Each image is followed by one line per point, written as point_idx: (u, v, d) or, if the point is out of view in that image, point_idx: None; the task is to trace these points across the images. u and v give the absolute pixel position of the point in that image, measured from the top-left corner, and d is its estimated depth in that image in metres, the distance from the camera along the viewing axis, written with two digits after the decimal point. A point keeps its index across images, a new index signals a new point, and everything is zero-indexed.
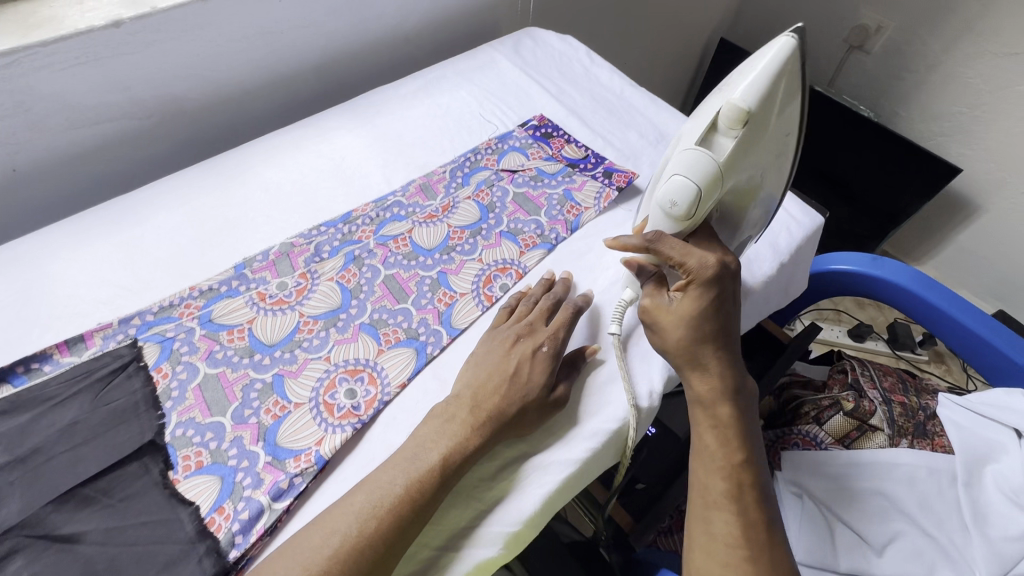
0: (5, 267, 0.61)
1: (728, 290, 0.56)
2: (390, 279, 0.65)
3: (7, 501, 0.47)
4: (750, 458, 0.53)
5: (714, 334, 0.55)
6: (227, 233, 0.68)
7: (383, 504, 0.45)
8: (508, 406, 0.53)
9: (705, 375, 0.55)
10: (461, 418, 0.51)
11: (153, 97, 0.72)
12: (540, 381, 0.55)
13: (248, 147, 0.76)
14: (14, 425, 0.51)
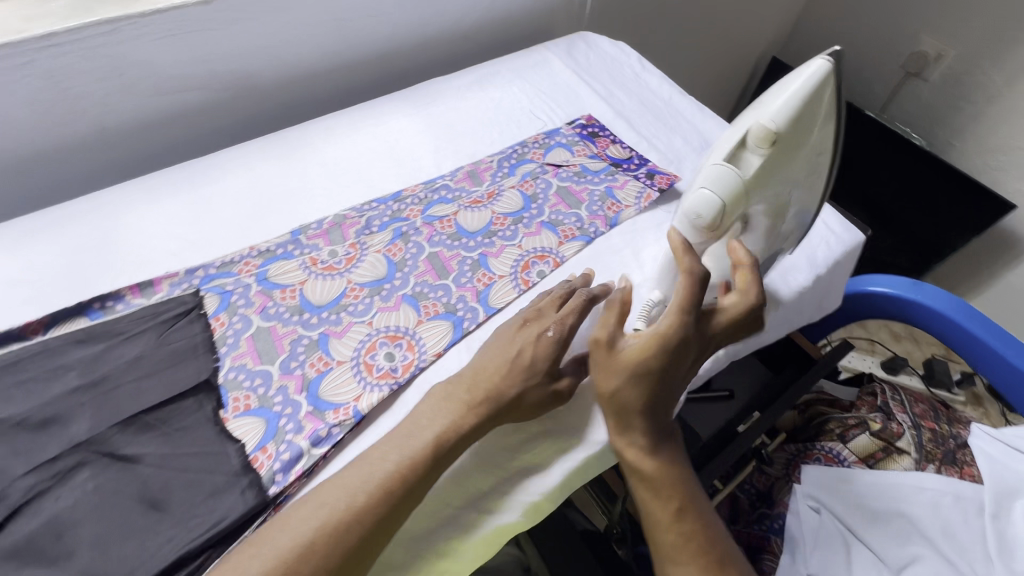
0: (89, 214, 0.67)
1: (686, 340, 0.53)
2: (432, 256, 0.69)
3: (79, 420, 0.52)
4: (691, 503, 0.53)
5: (655, 388, 0.52)
6: (286, 201, 0.72)
7: (375, 482, 0.46)
8: (509, 389, 0.52)
9: (639, 433, 0.53)
10: (458, 397, 0.52)
11: (231, 72, 0.77)
12: (544, 367, 0.54)
13: (311, 124, 0.81)
14: (90, 354, 0.57)
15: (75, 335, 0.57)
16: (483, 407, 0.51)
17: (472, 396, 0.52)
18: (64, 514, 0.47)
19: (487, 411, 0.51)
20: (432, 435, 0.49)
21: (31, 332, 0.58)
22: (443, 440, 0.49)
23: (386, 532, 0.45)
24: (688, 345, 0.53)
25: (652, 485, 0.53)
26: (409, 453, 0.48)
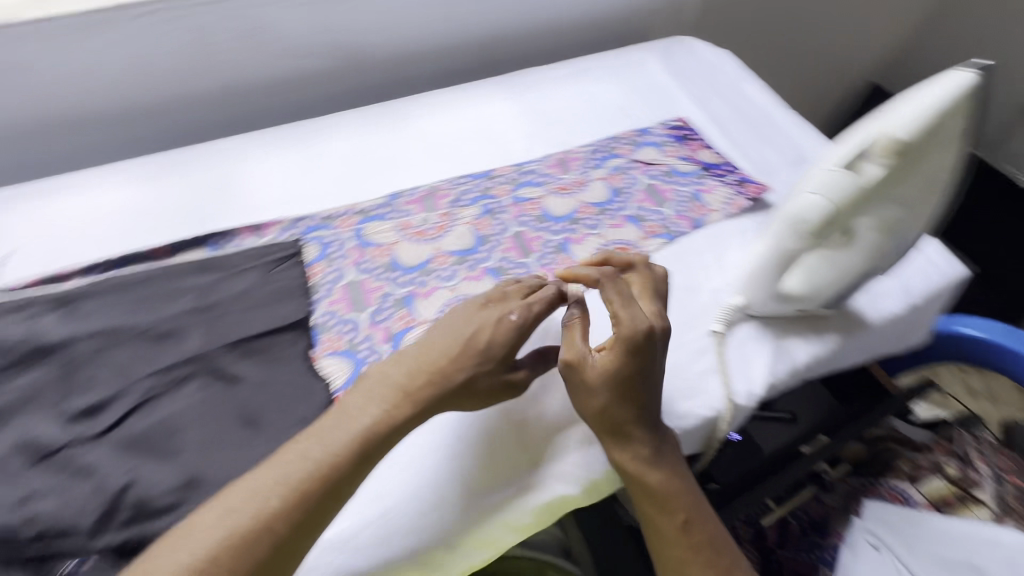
0: (213, 159, 0.74)
1: (652, 344, 0.51)
2: (517, 236, 0.71)
3: (193, 338, 0.58)
4: (693, 515, 0.50)
5: (638, 396, 0.51)
6: (385, 168, 0.77)
7: (289, 483, 0.43)
8: (461, 371, 0.50)
9: (635, 447, 0.51)
10: (392, 386, 0.49)
11: (348, 43, 0.82)
12: (501, 352, 0.52)
13: (413, 99, 0.85)
14: (205, 282, 0.62)
15: (194, 264, 0.63)
16: (429, 390, 0.49)
17: (420, 380, 0.49)
18: (175, 419, 0.52)
19: (439, 392, 0.49)
20: (361, 429, 0.46)
21: (160, 254, 0.65)
22: (372, 431, 0.46)
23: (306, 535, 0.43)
24: (654, 349, 0.51)
25: (650, 500, 0.50)
26: (325, 455, 0.45)
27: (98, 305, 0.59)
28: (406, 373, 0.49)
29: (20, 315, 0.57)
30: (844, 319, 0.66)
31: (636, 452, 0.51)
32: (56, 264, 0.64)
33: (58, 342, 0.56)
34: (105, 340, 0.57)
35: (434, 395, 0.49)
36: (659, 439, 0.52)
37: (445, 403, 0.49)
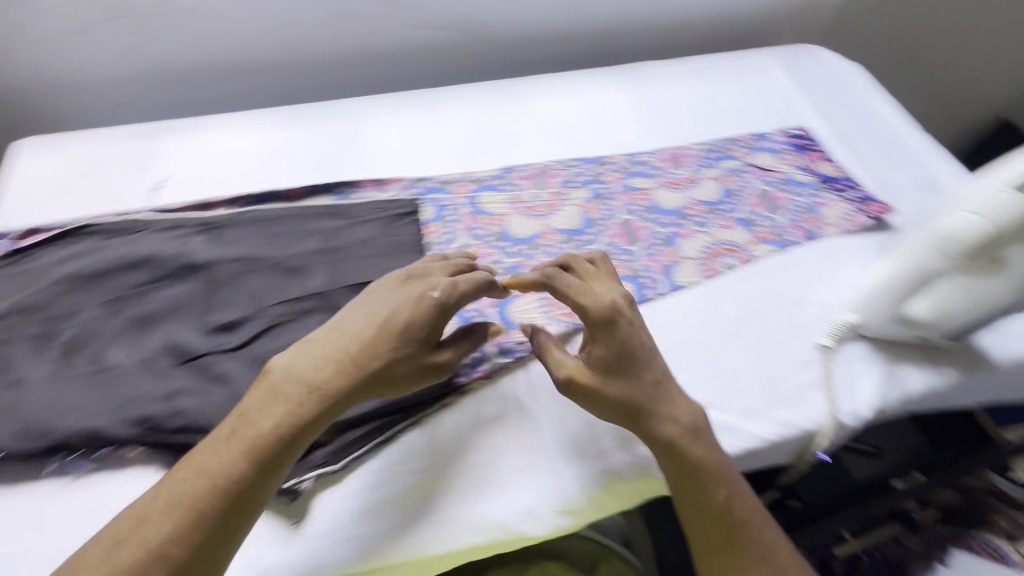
0: (345, 117, 0.79)
1: (623, 318, 0.51)
2: (624, 223, 0.71)
3: (319, 276, 0.62)
4: (730, 491, 0.48)
5: (638, 376, 0.50)
6: (501, 142, 0.79)
7: (183, 504, 0.40)
8: (373, 356, 0.48)
9: (659, 426, 0.49)
10: (292, 392, 0.46)
11: (477, 20, 0.86)
12: (419, 335, 0.49)
13: (532, 80, 0.87)
14: (331, 226, 0.67)
15: (323, 208, 0.68)
16: (335, 373, 0.47)
17: (319, 368, 0.47)
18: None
19: (345, 379, 0.46)
20: (267, 427, 0.44)
21: (293, 196, 0.70)
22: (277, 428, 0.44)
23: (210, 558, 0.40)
24: (628, 323, 0.51)
25: (680, 480, 0.48)
26: (230, 463, 0.42)
27: (239, 234, 0.65)
28: (311, 362, 0.47)
29: (174, 233, 0.64)
30: (967, 355, 0.62)
31: (660, 430, 0.49)
32: (204, 193, 0.70)
33: (204, 262, 0.61)
34: (244, 266, 0.62)
35: (336, 377, 0.46)
36: (680, 412, 0.50)
37: (356, 390, 0.47)
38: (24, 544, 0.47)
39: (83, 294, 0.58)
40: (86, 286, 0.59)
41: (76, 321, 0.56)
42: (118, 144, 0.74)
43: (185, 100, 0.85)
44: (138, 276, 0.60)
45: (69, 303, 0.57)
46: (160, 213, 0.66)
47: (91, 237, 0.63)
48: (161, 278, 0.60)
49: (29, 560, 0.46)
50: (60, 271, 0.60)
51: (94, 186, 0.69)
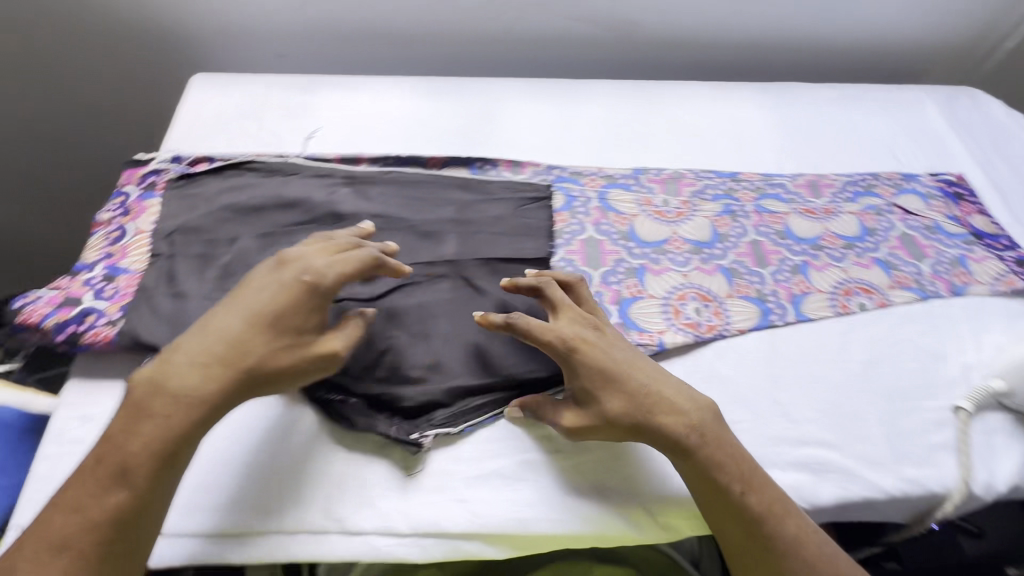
0: (486, 94, 0.81)
1: (587, 344, 0.51)
2: (754, 244, 0.69)
3: (450, 243, 0.64)
4: (751, 487, 0.48)
5: (620, 393, 0.50)
6: (634, 141, 0.78)
7: (58, 542, 0.41)
8: (246, 350, 0.46)
9: (662, 434, 0.49)
10: (156, 408, 0.44)
11: (624, 16, 0.86)
12: (292, 324, 0.47)
13: (672, 84, 0.86)
14: (465, 198, 0.68)
15: (460, 180, 0.70)
16: (203, 373, 0.45)
17: (182, 369, 0.45)
18: (429, 308, 0.58)
19: (219, 376, 0.45)
20: (138, 445, 0.43)
21: (432, 164, 0.72)
22: (147, 436, 0.43)
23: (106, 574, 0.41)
24: (592, 348, 0.51)
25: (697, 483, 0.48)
26: (99, 494, 0.42)
27: (380, 191, 0.67)
28: (177, 368, 0.45)
29: (323, 181, 0.67)
30: None
31: (663, 436, 0.49)
32: (349, 148, 0.74)
33: (348, 213, 0.65)
34: (383, 223, 0.64)
35: (206, 374, 0.45)
36: (672, 420, 0.49)
37: (233, 382, 0.45)
38: None
39: (240, 225, 0.63)
40: (243, 218, 0.63)
41: (232, 249, 0.61)
42: (278, 90, 0.79)
43: (335, 58, 0.90)
44: (289, 216, 0.64)
45: (228, 231, 0.62)
46: (311, 160, 0.70)
47: (250, 173, 0.67)
48: (309, 222, 0.63)
49: None
50: (221, 199, 0.64)
51: (254, 127, 0.75)
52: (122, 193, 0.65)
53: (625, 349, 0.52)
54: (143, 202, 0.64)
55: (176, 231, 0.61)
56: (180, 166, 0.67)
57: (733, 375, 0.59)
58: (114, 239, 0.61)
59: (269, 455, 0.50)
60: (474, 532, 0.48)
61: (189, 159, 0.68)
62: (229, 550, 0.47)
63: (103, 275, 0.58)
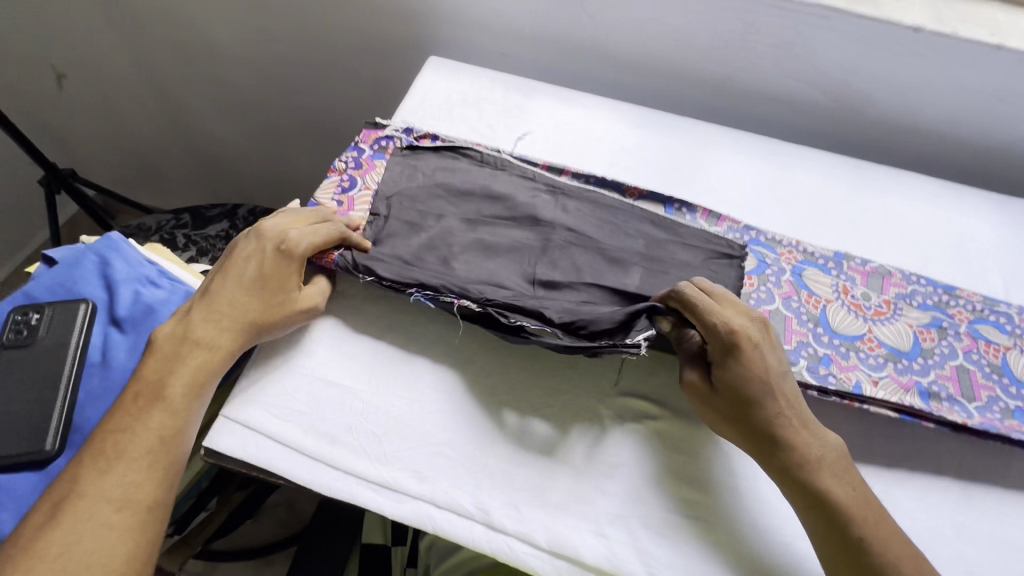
0: (693, 136, 0.80)
1: (747, 342, 0.51)
2: (962, 371, 0.62)
3: (633, 276, 0.63)
4: (867, 530, 0.47)
5: (754, 395, 0.50)
6: (839, 222, 0.74)
7: (106, 455, 0.48)
8: (245, 309, 0.54)
9: (786, 453, 0.49)
10: (187, 349, 0.53)
11: (858, 91, 0.82)
12: (283, 287, 0.55)
13: (894, 173, 0.80)
14: (656, 236, 0.67)
15: (656, 217, 0.68)
16: (214, 324, 0.54)
17: (199, 320, 0.54)
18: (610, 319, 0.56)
19: (226, 325, 0.54)
20: (174, 380, 0.52)
21: (629, 193, 0.72)
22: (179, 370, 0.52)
23: (149, 484, 0.48)
24: (750, 347, 0.51)
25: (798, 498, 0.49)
26: (141, 415, 0.50)
27: (576, 207, 0.68)
28: (201, 321, 0.54)
29: (526, 183, 0.70)
30: None
31: (783, 447, 0.49)
32: (554, 159, 0.77)
33: (545, 219, 0.66)
34: (574, 236, 0.65)
35: (217, 325, 0.54)
36: (799, 445, 0.49)
37: (236, 330, 0.54)
38: (356, 385, 0.55)
39: (446, 205, 0.67)
40: (450, 198, 0.67)
41: (436, 225, 0.65)
42: (500, 86, 0.84)
43: (551, 66, 0.95)
44: (490, 208, 0.67)
45: (434, 207, 0.66)
46: (519, 161, 0.73)
47: (464, 158, 0.71)
48: (508, 219, 0.66)
49: (358, 399, 0.55)
50: (436, 176, 0.69)
51: (473, 116, 0.80)
52: (356, 148, 0.72)
53: (780, 360, 0.52)
54: (372, 162, 0.71)
55: (392, 196, 0.67)
56: (408, 137, 0.73)
57: (913, 509, 0.55)
58: (343, 188, 0.68)
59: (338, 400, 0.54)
60: (608, 570, 0.48)
61: (416, 133, 0.73)
62: (385, 502, 0.50)
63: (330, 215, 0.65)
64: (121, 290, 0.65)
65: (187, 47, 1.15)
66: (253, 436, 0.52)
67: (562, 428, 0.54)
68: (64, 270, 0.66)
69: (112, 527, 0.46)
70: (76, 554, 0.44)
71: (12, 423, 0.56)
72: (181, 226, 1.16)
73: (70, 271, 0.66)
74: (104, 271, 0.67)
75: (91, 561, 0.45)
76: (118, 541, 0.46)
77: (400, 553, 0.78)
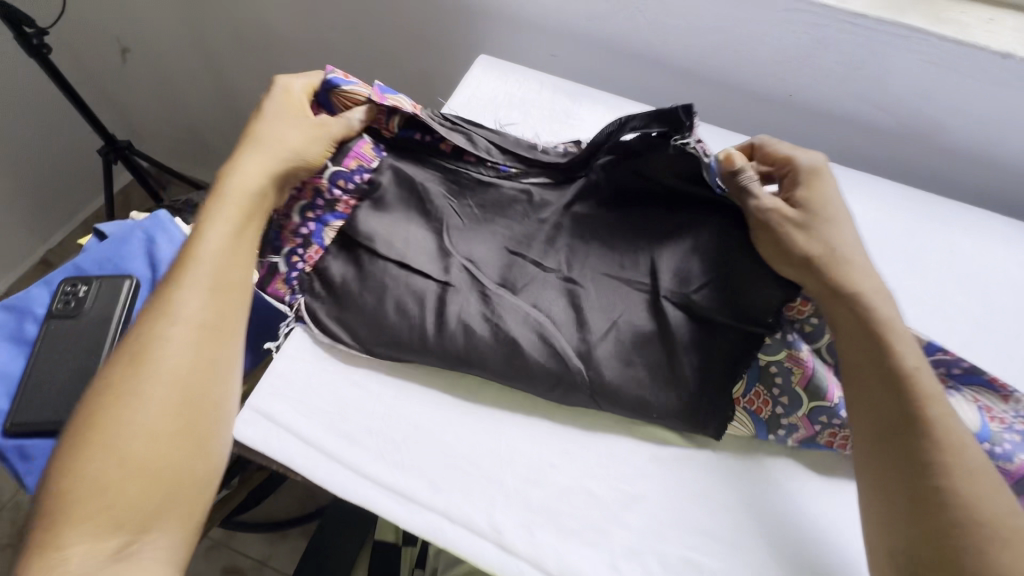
0: None
1: (825, 175, 0.59)
2: (973, 407, 0.54)
3: (692, 262, 0.59)
4: (943, 413, 0.48)
5: (831, 243, 0.55)
6: (899, 260, 0.69)
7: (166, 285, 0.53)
8: (260, 130, 0.60)
9: (867, 316, 0.52)
10: (230, 184, 0.57)
11: (930, 117, 0.77)
12: (283, 111, 0.62)
13: (962, 208, 0.74)
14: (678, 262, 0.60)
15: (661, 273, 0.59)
16: (245, 166, 0.58)
17: (232, 166, 0.59)
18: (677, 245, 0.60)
19: (257, 157, 0.59)
20: (214, 214, 0.56)
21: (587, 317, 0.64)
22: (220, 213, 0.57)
23: (199, 302, 0.52)
24: (827, 183, 0.59)
25: (853, 366, 0.51)
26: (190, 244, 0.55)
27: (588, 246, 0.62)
28: (237, 167, 0.59)
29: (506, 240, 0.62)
30: None
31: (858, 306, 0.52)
32: None
33: (504, 342, 0.55)
34: (536, 337, 0.56)
35: (248, 168, 0.58)
36: (878, 310, 0.52)
37: (266, 166, 0.59)
38: (380, 387, 0.56)
39: (422, 248, 0.60)
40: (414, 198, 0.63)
41: (433, 223, 0.62)
42: (548, 90, 0.82)
43: (602, 71, 0.92)
44: (458, 295, 0.57)
45: (422, 236, 0.61)
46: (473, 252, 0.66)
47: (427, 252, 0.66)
48: (474, 308, 0.57)
49: (380, 402, 0.55)
50: (430, 184, 0.64)
51: (518, 119, 0.79)
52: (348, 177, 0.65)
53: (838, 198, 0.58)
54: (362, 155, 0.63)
55: (373, 211, 0.61)
56: None
57: None
58: (364, 175, 0.63)
59: (366, 406, 0.54)
60: None
61: None
62: (400, 511, 0.50)
63: (377, 140, 0.66)
64: (163, 268, 0.66)
65: (244, 30, 1.18)
66: (275, 429, 0.53)
67: (579, 459, 0.53)
68: (113, 245, 0.68)
69: (172, 341, 0.50)
70: (145, 355, 0.50)
71: (57, 391, 0.58)
72: None
73: (119, 247, 0.68)
74: (150, 249, 0.68)
75: (159, 361, 0.49)
76: (178, 355, 0.50)
77: (410, 552, 0.79)
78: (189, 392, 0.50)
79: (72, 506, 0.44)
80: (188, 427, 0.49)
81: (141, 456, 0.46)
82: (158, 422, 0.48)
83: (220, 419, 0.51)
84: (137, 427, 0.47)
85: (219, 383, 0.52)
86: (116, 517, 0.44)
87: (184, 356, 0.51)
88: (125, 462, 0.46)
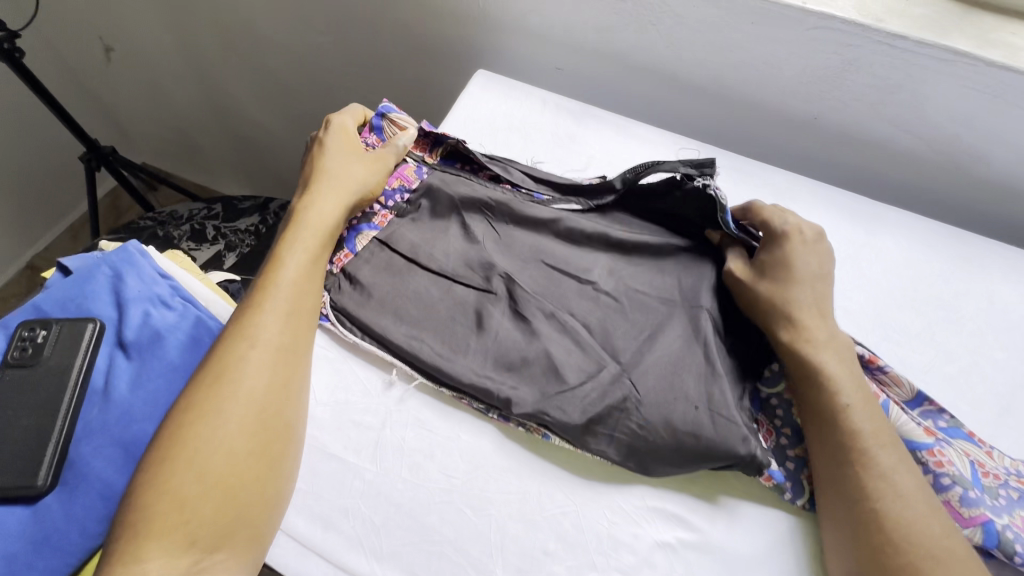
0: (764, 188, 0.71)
1: (799, 236, 0.55)
2: (966, 460, 0.50)
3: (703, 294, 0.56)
4: (882, 455, 0.45)
5: (793, 296, 0.52)
6: (932, 309, 0.63)
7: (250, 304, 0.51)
8: (331, 163, 0.59)
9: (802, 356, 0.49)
10: (305, 217, 0.56)
11: (969, 147, 0.70)
12: (344, 145, 0.61)
13: (1002, 248, 0.68)
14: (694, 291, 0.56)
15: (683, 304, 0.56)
16: (322, 200, 0.57)
17: (307, 198, 0.57)
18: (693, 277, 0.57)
19: (330, 192, 0.57)
20: (295, 242, 0.54)
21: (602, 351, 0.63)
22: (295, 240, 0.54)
23: (277, 325, 0.49)
24: (801, 242, 0.54)
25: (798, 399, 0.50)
26: (271, 267, 0.52)
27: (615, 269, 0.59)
28: (311, 199, 0.57)
29: (528, 261, 0.59)
30: None
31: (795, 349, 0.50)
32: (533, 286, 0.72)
33: (544, 366, 0.53)
34: (575, 353, 0.54)
35: (326, 202, 0.57)
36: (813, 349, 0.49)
37: (338, 192, 0.57)
38: (358, 461, 0.51)
39: (463, 259, 0.59)
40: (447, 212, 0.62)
41: (469, 235, 0.60)
42: (552, 110, 0.76)
43: (611, 87, 0.85)
44: (497, 307, 0.56)
45: (460, 247, 0.59)
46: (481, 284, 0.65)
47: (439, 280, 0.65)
48: (511, 320, 0.55)
49: (359, 478, 0.50)
50: (475, 193, 0.62)
51: (518, 143, 0.73)
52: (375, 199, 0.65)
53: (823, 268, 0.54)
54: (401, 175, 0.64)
55: (414, 224, 0.61)
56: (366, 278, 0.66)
57: None
58: (404, 194, 0.63)
59: (342, 483, 0.50)
60: None
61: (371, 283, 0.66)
62: None
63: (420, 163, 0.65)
64: (130, 310, 0.61)
65: (232, 32, 1.11)
66: None
67: (579, 548, 0.48)
68: (76, 283, 0.63)
69: (253, 362, 0.47)
70: (223, 375, 0.46)
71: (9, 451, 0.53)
72: (212, 217, 1.16)
73: (82, 285, 0.62)
74: (117, 287, 0.63)
75: (238, 380, 0.46)
76: (256, 372, 0.47)
77: None
78: (266, 415, 0.46)
79: (151, 520, 0.40)
80: (264, 452, 0.45)
81: (220, 471, 0.43)
82: (237, 438, 0.44)
83: (295, 439, 0.48)
84: (217, 445, 0.44)
85: (295, 403, 0.48)
86: (189, 532, 0.41)
87: (263, 376, 0.47)
88: (201, 479, 0.42)
